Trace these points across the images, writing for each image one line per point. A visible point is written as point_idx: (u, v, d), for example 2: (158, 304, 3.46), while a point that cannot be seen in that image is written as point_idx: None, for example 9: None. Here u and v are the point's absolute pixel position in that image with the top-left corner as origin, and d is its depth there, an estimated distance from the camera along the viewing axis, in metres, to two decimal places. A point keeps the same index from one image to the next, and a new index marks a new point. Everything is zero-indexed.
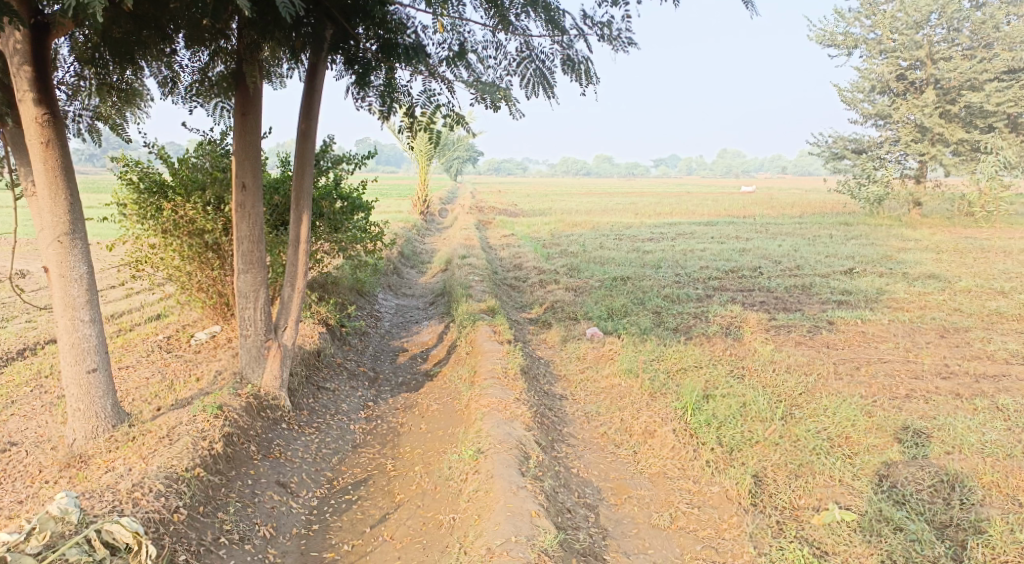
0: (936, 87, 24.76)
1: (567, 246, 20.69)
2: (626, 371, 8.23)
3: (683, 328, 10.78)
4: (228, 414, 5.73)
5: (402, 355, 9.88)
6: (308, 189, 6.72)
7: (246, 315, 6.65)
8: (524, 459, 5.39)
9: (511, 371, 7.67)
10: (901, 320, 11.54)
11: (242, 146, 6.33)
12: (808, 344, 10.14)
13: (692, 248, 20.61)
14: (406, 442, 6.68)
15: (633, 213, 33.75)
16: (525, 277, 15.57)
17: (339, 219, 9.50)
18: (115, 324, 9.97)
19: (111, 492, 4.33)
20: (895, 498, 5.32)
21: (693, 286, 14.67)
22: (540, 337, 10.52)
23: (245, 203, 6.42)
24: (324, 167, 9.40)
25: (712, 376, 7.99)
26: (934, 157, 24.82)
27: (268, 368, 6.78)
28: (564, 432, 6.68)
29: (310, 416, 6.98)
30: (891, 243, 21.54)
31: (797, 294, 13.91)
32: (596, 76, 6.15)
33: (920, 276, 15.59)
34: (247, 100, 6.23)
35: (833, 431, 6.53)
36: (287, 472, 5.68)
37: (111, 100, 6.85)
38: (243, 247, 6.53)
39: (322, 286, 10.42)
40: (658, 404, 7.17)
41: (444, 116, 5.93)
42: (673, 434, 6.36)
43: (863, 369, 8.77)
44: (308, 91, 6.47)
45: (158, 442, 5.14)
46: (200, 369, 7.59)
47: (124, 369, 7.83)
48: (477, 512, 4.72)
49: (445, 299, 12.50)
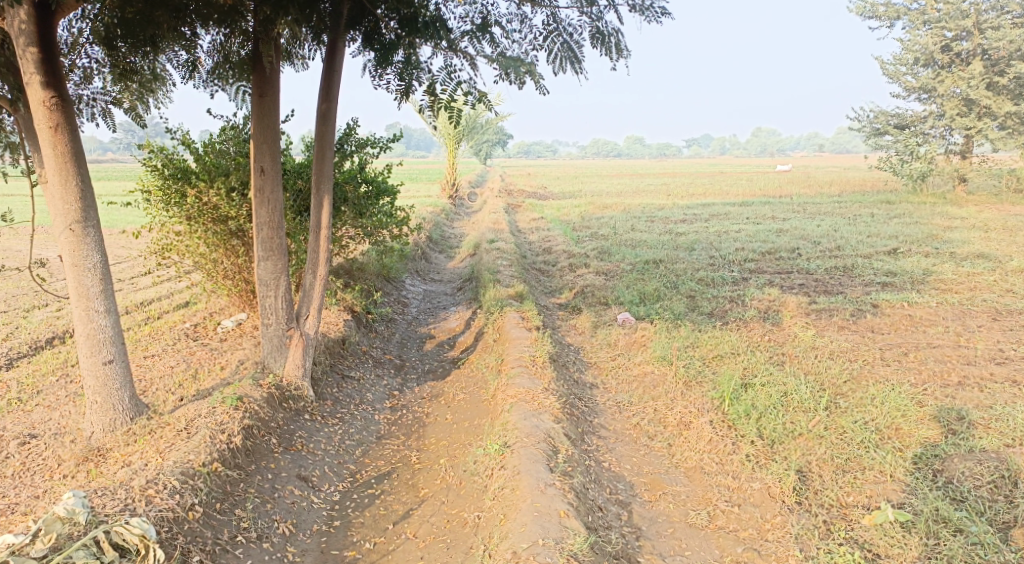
0: (984, 57, 23.58)
1: (597, 229, 20.26)
2: (659, 359, 7.92)
3: (719, 312, 10.39)
4: (248, 405, 5.60)
5: (429, 342, 9.70)
6: (328, 173, 6.51)
7: (267, 303, 6.50)
8: (552, 454, 5.14)
9: (539, 359, 7.40)
10: (950, 302, 10.97)
11: (261, 129, 6.14)
12: (852, 328, 9.67)
13: (727, 230, 20.04)
14: (432, 433, 6.50)
15: (666, 194, 33.05)
16: (555, 262, 15.26)
17: (364, 204, 9.31)
18: (144, 313, 9.98)
19: (124, 489, 4.22)
20: (953, 496, 4.94)
21: (728, 268, 14.21)
22: (570, 323, 10.24)
23: (264, 187, 6.24)
24: (348, 150, 9.18)
25: (751, 363, 7.64)
26: (980, 131, 23.72)
27: (290, 357, 6.62)
28: (595, 423, 6.41)
29: (334, 406, 6.84)
30: (936, 221, 20.66)
31: (838, 276, 13.35)
32: (628, 50, 5.80)
33: (968, 256, 14.86)
34: (265, 81, 6.03)
35: (882, 422, 6.13)
36: (309, 465, 5.54)
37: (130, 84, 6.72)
38: (263, 233, 6.35)
39: (348, 273, 10.28)
40: (694, 393, 6.85)
41: (466, 94, 5.59)
42: (710, 425, 6.05)
43: (911, 355, 8.31)
44: (328, 71, 6.25)
45: (176, 435, 5.02)
46: (225, 358, 7.50)
47: (149, 358, 7.79)
48: (503, 511, 4.49)
49: (473, 284, 12.27)
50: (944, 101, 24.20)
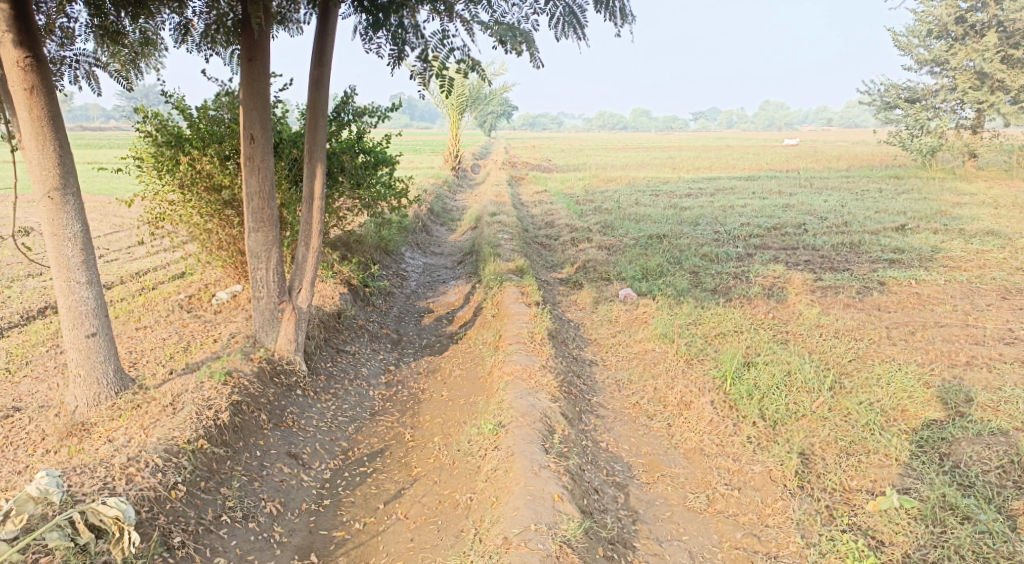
0: (999, 29, 22.96)
1: (601, 203, 19.98)
2: (660, 336, 7.76)
3: (722, 289, 10.20)
4: (237, 381, 5.47)
5: (427, 316, 9.54)
6: (321, 142, 6.28)
7: (258, 276, 6.32)
8: (548, 434, 5.00)
9: (538, 336, 7.24)
10: (958, 280, 10.73)
11: (250, 94, 5.89)
12: (858, 306, 9.47)
13: (732, 205, 19.74)
14: (427, 410, 6.38)
15: (671, 168, 32.62)
16: (556, 235, 15.04)
17: (361, 175, 9.07)
18: (138, 283, 9.83)
19: (104, 468, 4.13)
20: (960, 481, 4.79)
21: (733, 243, 13.98)
22: (571, 298, 10.07)
23: (254, 156, 6.01)
24: (345, 119, 8.91)
25: (754, 341, 7.47)
26: (993, 106, 23.23)
27: (282, 332, 6.46)
28: (593, 401, 6.27)
29: (327, 381, 6.70)
30: (945, 197, 20.30)
31: (845, 252, 13.12)
32: (633, 14, 5.50)
33: (978, 233, 14.59)
34: (254, 45, 5.77)
35: (888, 403, 5.98)
36: (299, 442, 5.42)
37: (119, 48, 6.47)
38: (253, 204, 6.14)
39: (346, 245, 10.07)
40: (696, 372, 6.69)
41: (458, 62, 5.32)
42: (711, 406, 5.89)
43: (918, 334, 8.12)
44: (321, 35, 5.98)
45: (161, 411, 4.90)
46: (218, 331, 7.37)
47: (142, 330, 7.65)
48: (495, 494, 4.37)
49: (473, 258, 12.09)
50: (957, 74, 23.78)
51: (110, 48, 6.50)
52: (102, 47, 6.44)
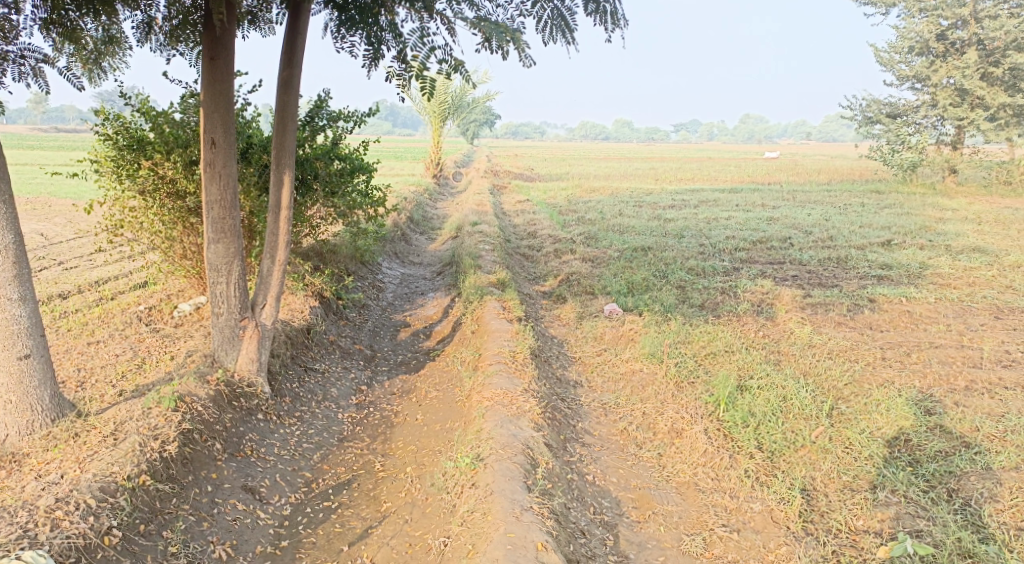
0: (979, 47, 23.09)
1: (584, 213, 19.66)
2: (648, 356, 7.38)
3: (710, 305, 9.88)
4: (190, 405, 4.99)
5: (403, 331, 9.08)
6: (289, 148, 5.79)
7: (218, 291, 5.80)
8: (531, 469, 4.59)
9: (520, 356, 6.83)
10: (949, 298, 10.50)
11: (212, 95, 5.41)
12: (850, 325, 9.18)
13: (716, 217, 19.55)
14: (400, 436, 5.94)
15: (654, 179, 32.52)
16: (539, 247, 14.66)
17: (336, 182, 8.62)
18: (97, 293, 9.25)
19: (26, 511, 3.69)
20: (974, 523, 4.46)
21: (718, 257, 13.70)
22: (554, 313, 9.68)
23: (216, 162, 5.52)
24: (319, 124, 8.47)
25: (745, 363, 7.14)
26: (972, 123, 23.35)
27: (243, 350, 5.95)
28: (579, 428, 5.87)
29: (292, 403, 6.22)
30: (928, 212, 20.29)
31: (832, 268, 12.88)
32: (625, 18, 5.12)
33: (964, 249, 14.47)
34: (217, 42, 5.29)
35: (890, 432, 5.65)
36: (257, 474, 4.95)
37: (78, 46, 5.97)
38: (213, 213, 5.64)
39: (319, 254, 9.58)
40: (686, 396, 6.32)
41: (440, 62, 4.69)
42: (705, 434, 5.51)
43: (913, 356, 7.83)
44: (291, 32, 5.53)
45: (101, 442, 4.42)
46: (176, 347, 6.86)
47: (94, 345, 7.11)
48: (471, 540, 3.93)
49: (453, 269, 11.66)
50: (937, 91, 23.92)
51: (65, 47, 5.99)
52: (58, 47, 5.93)
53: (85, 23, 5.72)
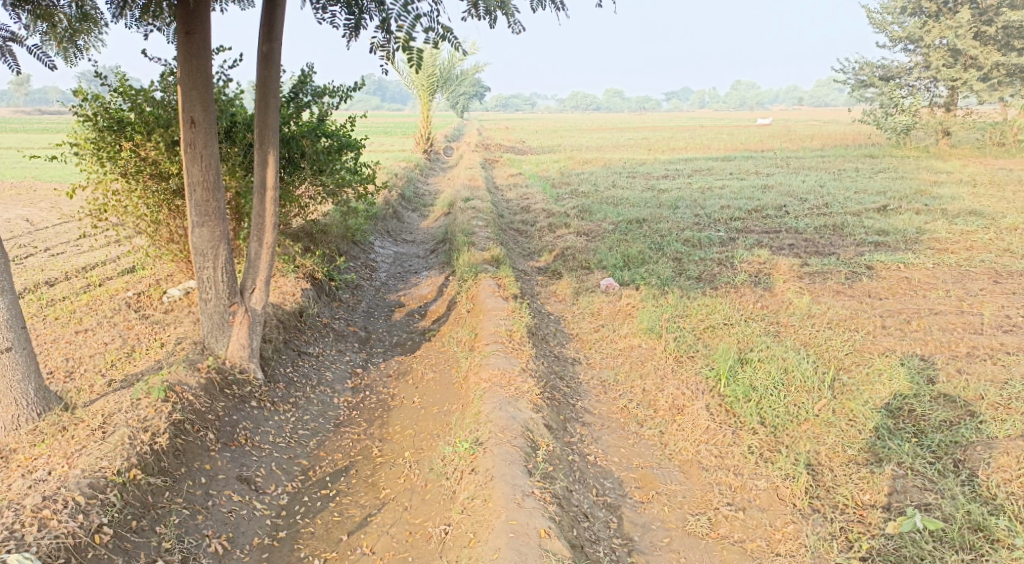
0: (972, 6, 22.70)
1: (577, 186, 19.43)
2: (646, 331, 7.28)
3: (707, 276, 9.77)
4: (180, 395, 4.85)
5: (398, 311, 8.93)
6: (273, 125, 5.55)
7: (205, 275, 5.61)
8: (531, 452, 4.51)
9: (517, 334, 6.71)
10: (947, 263, 10.41)
11: (189, 72, 5.17)
12: (848, 293, 9.09)
13: (710, 186, 19.37)
14: (398, 419, 5.84)
15: (647, 149, 32.20)
16: (533, 221, 14.48)
17: (324, 160, 8.39)
18: (84, 279, 9.05)
19: (12, 512, 3.57)
20: (981, 495, 4.41)
21: (714, 227, 13.56)
22: (550, 289, 9.55)
23: (196, 142, 5.29)
24: (304, 100, 8.22)
25: (745, 335, 7.05)
26: (966, 83, 23.07)
27: (234, 336, 5.78)
28: (579, 407, 5.79)
29: (287, 389, 6.09)
30: (922, 176, 20.14)
31: (829, 235, 12.77)
32: None
33: (960, 213, 14.37)
34: (192, 16, 5.04)
35: (893, 403, 5.59)
36: (252, 463, 4.84)
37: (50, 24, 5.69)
38: (196, 196, 5.42)
39: (310, 235, 9.38)
40: (687, 371, 6.23)
41: (427, 31, 4.40)
42: (707, 411, 5.44)
43: (914, 323, 7.76)
44: (270, 4, 5.28)
45: (89, 436, 4.27)
46: (166, 334, 6.71)
47: (81, 334, 6.94)
48: (473, 528, 3.85)
49: (447, 246, 11.49)
50: (930, 52, 23.59)
51: (37, 26, 5.74)
52: (29, 25, 5.67)
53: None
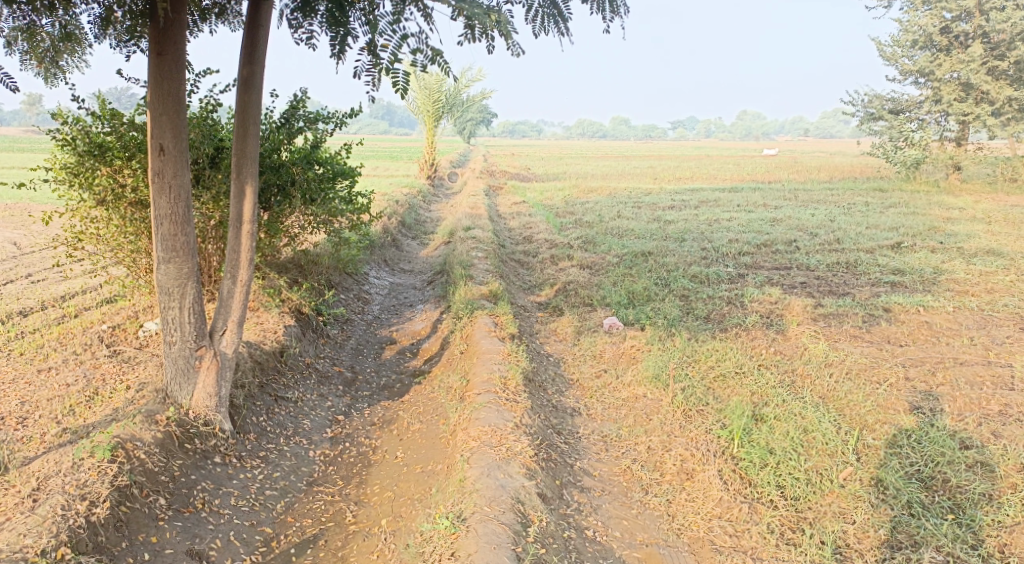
0: (984, 40, 22.44)
1: (581, 216, 18.99)
2: (652, 379, 6.73)
3: (716, 317, 9.25)
4: (130, 454, 4.43)
5: (389, 348, 8.43)
6: (252, 155, 5.01)
7: (170, 316, 5.07)
8: (520, 531, 4.02)
9: (511, 382, 6.19)
10: (969, 307, 9.88)
11: (159, 95, 4.66)
12: (867, 338, 8.55)
13: (718, 218, 18.93)
14: (378, 477, 5.33)
15: (652, 178, 31.85)
16: (535, 252, 14.03)
17: (315, 190, 7.92)
18: (60, 309, 8.48)
19: None
20: None
21: (722, 263, 13.07)
22: (550, 327, 9.03)
23: (164, 172, 4.78)
24: (296, 126, 7.78)
25: (759, 387, 6.51)
26: (978, 118, 22.69)
27: (200, 384, 5.23)
28: (577, 468, 5.27)
29: (258, 441, 5.58)
30: (934, 212, 19.67)
31: (842, 273, 12.26)
32: (626, 6, 4.28)
33: (977, 252, 13.87)
34: (164, 35, 4.55)
35: (925, 470, 5.05)
36: (207, 533, 4.39)
37: (29, 48, 5.06)
38: (163, 230, 4.89)
39: (299, 266, 8.91)
40: (695, 428, 5.70)
41: (414, 53, 3.72)
42: (719, 478, 4.94)
43: (939, 375, 7.21)
44: (252, 25, 4.77)
45: (17, 505, 3.88)
46: (133, 375, 6.18)
47: (44, 373, 6.40)
48: None
49: (444, 278, 11.01)
50: (941, 86, 23.22)
51: (16, 43, 5.06)
52: (7, 43, 4.99)
53: (37, 15, 4.81)
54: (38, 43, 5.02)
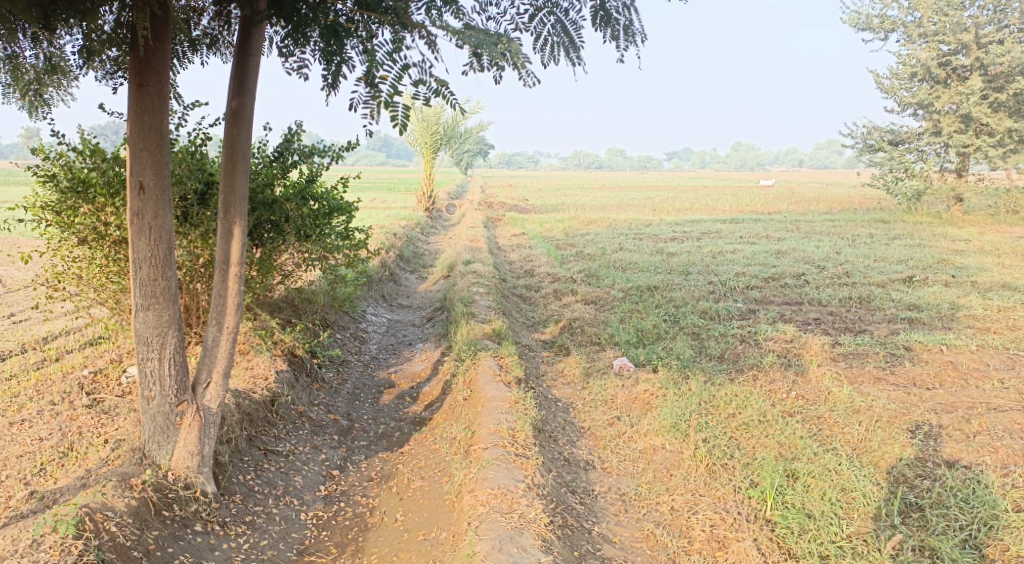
0: (982, 73, 22.43)
1: (582, 248, 18.60)
2: (670, 429, 6.26)
3: (730, 356, 8.81)
4: (100, 527, 4.01)
5: (387, 392, 7.93)
6: (240, 191, 4.59)
7: (148, 368, 4.59)
8: None
9: (520, 435, 5.72)
10: (993, 346, 9.46)
11: (140, 129, 4.25)
12: (891, 381, 8.10)
13: (721, 250, 18.61)
14: (377, 546, 4.86)
15: (652, 209, 31.71)
16: (537, 286, 13.61)
17: (311, 226, 7.50)
18: (41, 352, 7.97)
19: None
20: None
21: (731, 298, 12.67)
22: (556, 368, 8.56)
23: (144, 212, 4.35)
24: (290, 160, 7.43)
25: (785, 437, 6.04)
26: (979, 149, 22.53)
27: (180, 443, 4.75)
28: (596, 534, 4.81)
29: (244, 503, 5.09)
30: (941, 243, 19.38)
31: (855, 309, 11.85)
32: (642, 34, 3.92)
33: (992, 286, 13.49)
34: (145, 65, 4.16)
35: (979, 537, 4.61)
36: None
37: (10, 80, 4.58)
38: (142, 274, 4.44)
39: (293, 305, 8.46)
40: (722, 486, 5.23)
41: (416, 84, 3.34)
42: (756, 548, 4.50)
43: (975, 422, 6.76)
44: (241, 54, 4.38)
45: None
46: (111, 429, 5.68)
47: (16, 425, 5.89)
48: None
49: (444, 316, 10.57)
50: (940, 117, 23.10)
51: None
52: None
53: (20, 48, 4.33)
54: (21, 75, 4.55)
